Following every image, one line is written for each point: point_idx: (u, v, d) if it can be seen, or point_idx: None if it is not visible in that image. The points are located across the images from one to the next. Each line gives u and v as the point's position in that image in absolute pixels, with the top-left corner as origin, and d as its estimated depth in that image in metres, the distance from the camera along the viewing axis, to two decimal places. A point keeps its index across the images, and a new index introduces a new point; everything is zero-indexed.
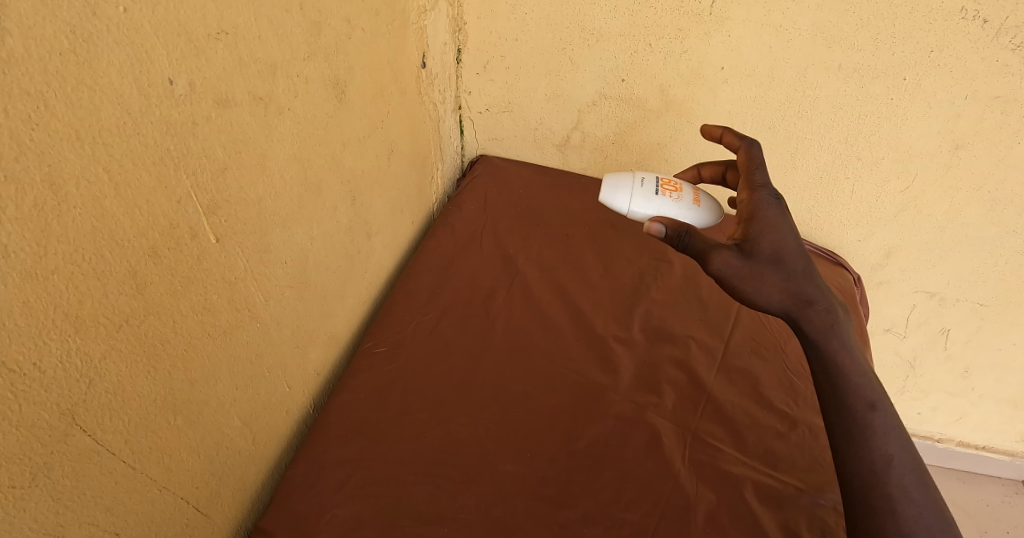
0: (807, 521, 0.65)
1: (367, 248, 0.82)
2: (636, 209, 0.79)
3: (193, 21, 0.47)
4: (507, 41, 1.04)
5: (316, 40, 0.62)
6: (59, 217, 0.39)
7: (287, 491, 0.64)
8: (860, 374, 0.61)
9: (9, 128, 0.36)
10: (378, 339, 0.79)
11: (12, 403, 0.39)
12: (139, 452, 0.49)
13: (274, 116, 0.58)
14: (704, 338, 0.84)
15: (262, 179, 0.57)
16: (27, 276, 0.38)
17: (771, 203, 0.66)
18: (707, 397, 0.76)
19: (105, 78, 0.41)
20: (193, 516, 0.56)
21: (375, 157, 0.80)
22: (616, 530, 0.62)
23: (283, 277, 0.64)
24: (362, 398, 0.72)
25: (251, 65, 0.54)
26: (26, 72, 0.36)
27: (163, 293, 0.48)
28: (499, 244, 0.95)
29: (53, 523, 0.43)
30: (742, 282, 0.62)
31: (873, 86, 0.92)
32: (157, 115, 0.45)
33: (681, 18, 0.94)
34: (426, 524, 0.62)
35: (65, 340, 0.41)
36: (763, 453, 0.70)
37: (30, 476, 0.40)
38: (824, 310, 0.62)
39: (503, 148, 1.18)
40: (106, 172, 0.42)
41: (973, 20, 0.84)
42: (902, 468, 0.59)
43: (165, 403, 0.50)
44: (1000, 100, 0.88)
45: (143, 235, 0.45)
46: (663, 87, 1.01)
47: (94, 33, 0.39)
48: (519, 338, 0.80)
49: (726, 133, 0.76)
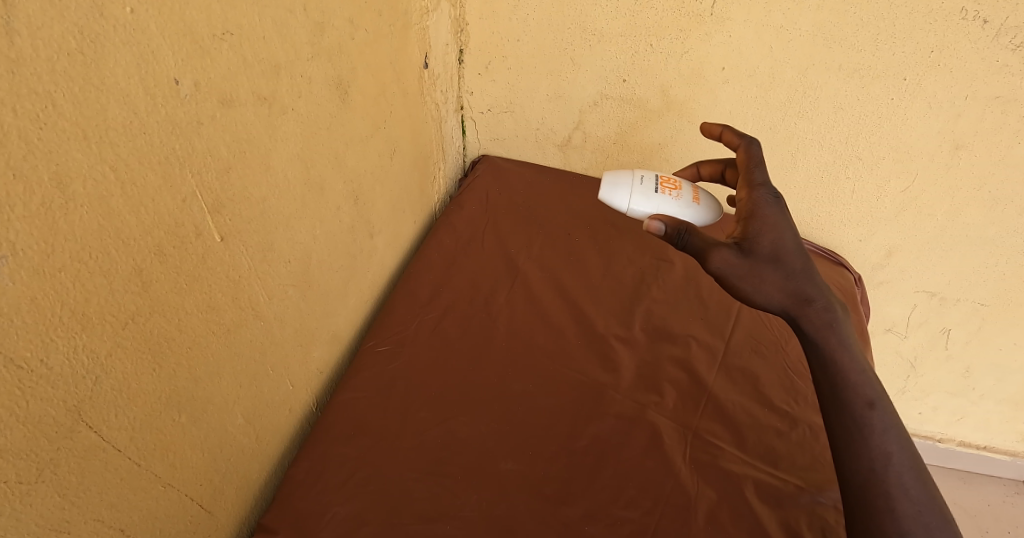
0: (807, 519, 0.65)
1: (369, 247, 0.83)
2: (636, 207, 0.79)
3: (198, 21, 0.47)
4: (508, 42, 1.04)
5: (319, 40, 0.63)
6: (66, 215, 0.40)
7: (289, 489, 0.64)
8: (859, 372, 0.62)
9: (17, 128, 0.36)
10: (380, 338, 0.79)
11: (19, 399, 0.39)
12: (144, 449, 0.49)
13: (278, 116, 0.58)
14: (705, 337, 0.84)
15: (266, 178, 0.58)
16: (34, 274, 0.39)
17: (770, 202, 0.67)
18: (707, 396, 0.76)
19: (112, 78, 0.41)
20: (196, 513, 0.56)
21: (377, 157, 0.80)
22: (616, 528, 0.63)
23: (286, 276, 0.64)
24: (365, 397, 0.72)
25: (255, 65, 0.54)
26: (34, 71, 0.37)
27: (168, 291, 0.49)
28: (500, 243, 0.96)
29: (59, 519, 0.43)
30: (741, 281, 0.62)
31: (874, 87, 0.93)
32: (163, 115, 0.45)
33: (682, 18, 0.94)
34: (428, 522, 0.62)
35: (71, 337, 0.42)
36: (763, 452, 0.71)
37: (36, 472, 0.41)
38: (823, 308, 0.62)
39: (505, 149, 1.18)
40: (112, 171, 0.42)
41: (973, 20, 0.84)
42: (901, 466, 0.59)
43: (169, 401, 0.51)
44: (1000, 100, 0.89)
45: (148, 233, 0.46)
46: (664, 87, 1.02)
47: (101, 34, 0.40)
48: (520, 337, 0.81)
49: (726, 131, 0.76)
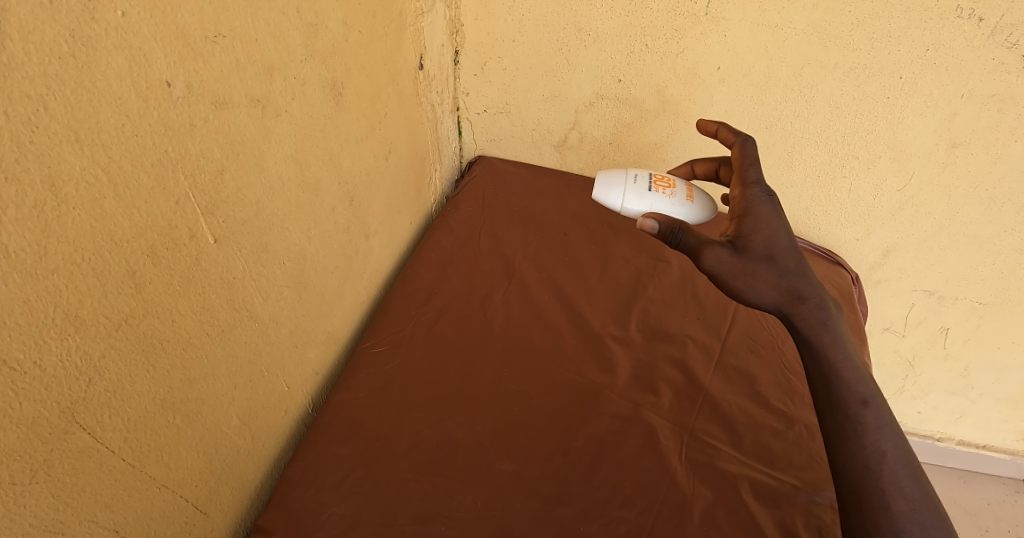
0: (804, 519, 0.65)
1: (365, 248, 0.83)
2: (630, 205, 0.79)
3: (190, 24, 0.47)
4: (504, 42, 1.04)
5: (313, 42, 0.63)
6: (59, 218, 0.40)
7: (285, 490, 0.64)
8: (853, 370, 0.62)
9: (9, 131, 0.36)
10: (376, 339, 0.80)
11: (13, 400, 0.39)
12: (138, 451, 0.49)
13: (272, 118, 0.58)
14: (701, 337, 0.84)
15: (260, 180, 0.58)
16: (27, 276, 0.39)
17: (764, 199, 0.66)
18: (704, 396, 0.76)
19: (104, 81, 0.41)
20: (192, 514, 0.57)
21: (373, 158, 0.81)
22: (612, 527, 0.63)
23: (281, 277, 0.64)
24: (361, 398, 0.72)
25: (249, 67, 0.54)
26: (26, 75, 0.37)
27: (162, 293, 0.49)
28: (497, 244, 0.96)
29: (53, 520, 0.43)
30: (734, 279, 0.62)
31: (870, 86, 0.93)
32: (156, 117, 0.45)
33: (677, 18, 0.94)
34: (424, 522, 0.62)
35: (64, 339, 0.42)
36: (759, 451, 0.71)
37: (30, 473, 0.41)
38: (817, 306, 0.62)
39: (502, 149, 1.19)
40: (105, 173, 0.42)
41: (969, 19, 0.84)
42: (895, 464, 0.59)
43: (164, 402, 0.51)
44: (996, 98, 0.89)
45: (142, 235, 0.46)
46: (660, 87, 1.02)
47: (93, 37, 0.40)
48: (516, 337, 0.81)
49: (721, 129, 0.76)
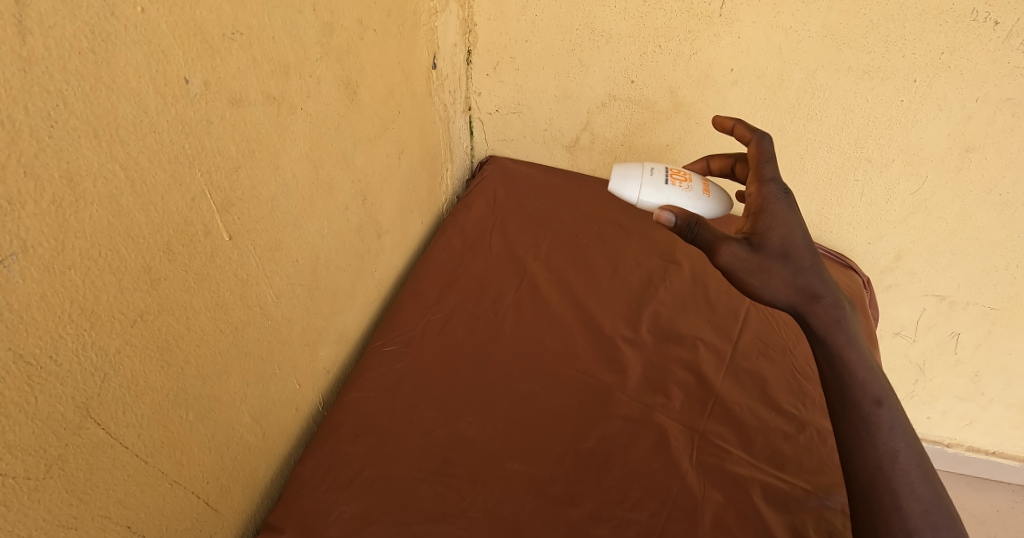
0: (815, 523, 0.65)
1: (377, 246, 0.83)
2: (645, 199, 0.79)
3: (206, 20, 0.47)
4: (517, 43, 1.04)
5: (328, 40, 0.63)
6: (76, 213, 0.40)
7: (295, 488, 0.64)
8: (867, 369, 0.62)
9: (27, 126, 0.36)
10: (387, 338, 0.79)
11: (29, 395, 0.39)
12: (151, 446, 0.49)
13: (287, 116, 0.59)
14: (712, 339, 0.84)
15: (274, 177, 0.58)
16: (45, 270, 0.39)
17: (780, 198, 0.66)
18: (714, 398, 0.76)
19: (122, 77, 0.41)
20: (203, 511, 0.57)
21: (386, 157, 0.81)
22: (622, 529, 0.62)
23: (294, 274, 0.64)
24: (370, 396, 0.72)
25: (265, 65, 0.54)
26: (47, 70, 0.37)
27: (176, 289, 0.49)
28: (508, 244, 0.96)
29: (66, 515, 0.43)
30: (749, 276, 0.62)
31: (884, 88, 0.92)
32: (173, 114, 0.46)
33: (690, 19, 0.94)
34: (433, 522, 0.62)
35: (81, 334, 0.42)
36: (771, 455, 0.70)
37: (44, 468, 0.41)
38: (831, 305, 0.62)
39: (513, 149, 1.19)
40: (122, 169, 0.42)
41: (984, 22, 0.83)
42: (909, 464, 0.59)
43: (177, 399, 0.51)
44: (1011, 102, 0.88)
45: (158, 232, 0.46)
46: (672, 88, 1.01)
47: (112, 33, 0.40)
48: (528, 337, 0.81)
49: (738, 125, 0.76)
